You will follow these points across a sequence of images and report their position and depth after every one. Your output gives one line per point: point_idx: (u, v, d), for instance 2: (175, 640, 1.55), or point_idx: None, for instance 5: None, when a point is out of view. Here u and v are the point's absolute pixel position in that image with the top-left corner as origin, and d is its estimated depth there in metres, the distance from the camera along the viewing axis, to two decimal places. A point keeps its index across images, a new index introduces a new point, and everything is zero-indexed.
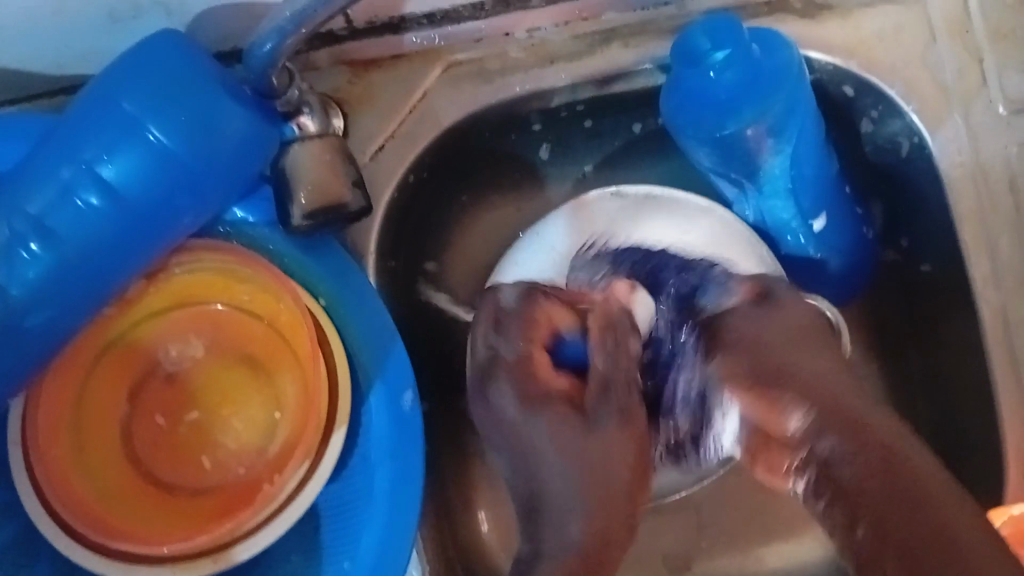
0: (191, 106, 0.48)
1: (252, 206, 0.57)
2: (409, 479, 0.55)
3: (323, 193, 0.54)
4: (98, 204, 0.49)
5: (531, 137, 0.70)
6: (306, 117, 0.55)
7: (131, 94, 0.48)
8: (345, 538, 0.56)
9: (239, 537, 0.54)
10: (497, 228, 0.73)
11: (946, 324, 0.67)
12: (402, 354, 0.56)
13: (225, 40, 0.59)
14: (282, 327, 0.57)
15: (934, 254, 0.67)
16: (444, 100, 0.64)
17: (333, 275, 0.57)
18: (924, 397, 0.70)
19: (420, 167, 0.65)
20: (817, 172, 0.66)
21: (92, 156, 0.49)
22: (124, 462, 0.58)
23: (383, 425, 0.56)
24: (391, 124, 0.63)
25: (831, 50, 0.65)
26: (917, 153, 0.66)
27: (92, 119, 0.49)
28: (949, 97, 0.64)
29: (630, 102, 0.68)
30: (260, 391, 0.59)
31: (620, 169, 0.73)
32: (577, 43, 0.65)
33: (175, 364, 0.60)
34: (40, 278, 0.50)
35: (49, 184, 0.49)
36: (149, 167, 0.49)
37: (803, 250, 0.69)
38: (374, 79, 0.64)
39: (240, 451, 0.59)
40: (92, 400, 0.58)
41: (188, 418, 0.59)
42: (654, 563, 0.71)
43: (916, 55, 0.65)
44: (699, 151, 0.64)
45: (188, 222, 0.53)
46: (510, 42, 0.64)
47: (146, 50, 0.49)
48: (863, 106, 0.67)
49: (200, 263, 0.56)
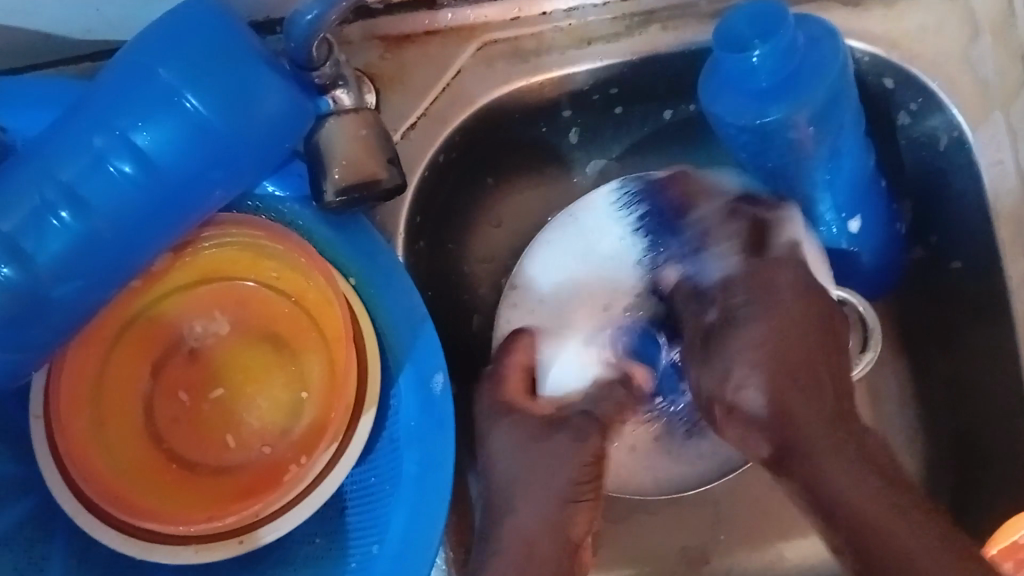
0: (226, 73, 0.47)
1: (281, 181, 0.56)
2: (438, 464, 0.54)
3: (357, 170, 0.53)
4: (131, 173, 0.48)
5: (560, 123, 0.68)
6: (341, 91, 0.54)
7: (168, 64, 0.47)
8: (372, 522, 0.55)
9: (265, 519, 0.53)
10: (523, 212, 0.72)
11: (976, 324, 0.66)
12: (432, 335, 0.55)
13: (261, 11, 0.57)
14: (311, 307, 0.56)
15: (966, 252, 0.66)
16: (479, 80, 0.63)
17: (364, 257, 0.56)
18: (949, 397, 0.69)
19: (450, 148, 0.64)
20: (854, 166, 0.65)
21: (127, 124, 0.47)
22: (145, 439, 0.57)
23: (413, 409, 0.55)
24: (423, 103, 0.62)
25: (873, 41, 0.64)
26: (955, 148, 0.65)
27: (129, 87, 0.48)
28: (992, 93, 0.63)
29: (665, 88, 0.67)
30: (285, 370, 0.58)
31: (647, 156, 0.72)
32: (616, 26, 0.64)
33: (199, 340, 0.58)
34: (66, 249, 0.48)
35: (83, 154, 0.48)
36: (184, 139, 0.47)
37: (835, 242, 0.68)
38: (408, 56, 0.62)
39: (264, 430, 0.57)
40: (113, 376, 0.56)
41: (211, 395, 0.58)
42: (671, 556, 0.70)
43: (960, 48, 0.64)
44: (737, 138, 0.63)
45: (218, 197, 0.52)
46: (547, 22, 0.63)
47: (184, 19, 0.47)
48: (901, 98, 0.66)
49: (228, 236, 0.55)
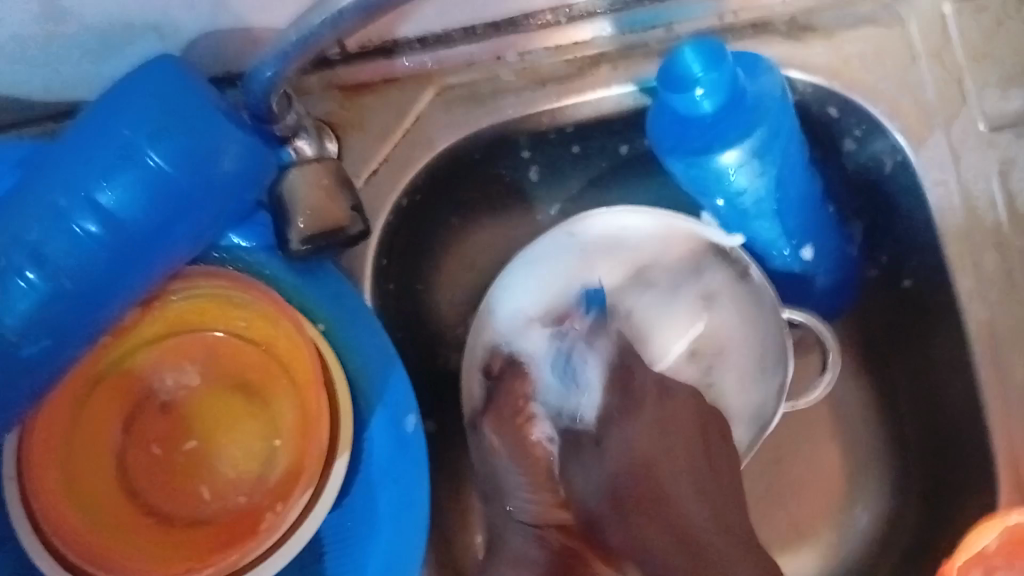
0: (190, 130, 0.48)
1: (248, 231, 0.57)
2: (414, 504, 0.55)
3: (325, 218, 0.54)
4: (96, 232, 0.49)
5: (519, 163, 0.70)
6: (303, 141, 0.55)
7: (131, 122, 0.48)
8: (352, 564, 0.56)
9: (241, 569, 0.53)
10: (486, 249, 0.73)
11: (931, 339, 0.68)
12: (402, 377, 0.56)
13: (219, 66, 0.59)
14: (281, 353, 0.57)
15: (915, 270, 0.68)
16: (437, 123, 0.64)
17: (331, 301, 0.57)
18: (909, 411, 0.71)
19: (413, 191, 0.65)
20: (800, 191, 0.67)
21: (92, 183, 0.48)
22: (120, 493, 0.57)
23: (388, 451, 0.56)
24: (384, 148, 0.64)
25: (815, 71, 0.66)
26: (900, 170, 0.67)
27: (92, 147, 0.48)
28: (930, 116, 0.65)
29: (618, 124, 0.69)
30: (258, 418, 0.58)
31: (606, 191, 0.74)
32: (568, 66, 0.66)
33: (170, 392, 0.58)
34: (34, 309, 0.49)
35: (47, 213, 0.48)
36: (150, 196, 0.48)
37: (789, 267, 0.71)
38: (367, 103, 0.64)
39: (238, 479, 0.58)
40: (84, 433, 0.56)
41: (184, 447, 0.58)
42: None
43: (898, 74, 0.66)
44: (686, 172, 0.65)
45: (183, 251, 0.52)
46: (501, 65, 0.65)
47: (145, 78, 0.48)
48: (846, 125, 0.68)
49: (196, 288, 0.55)
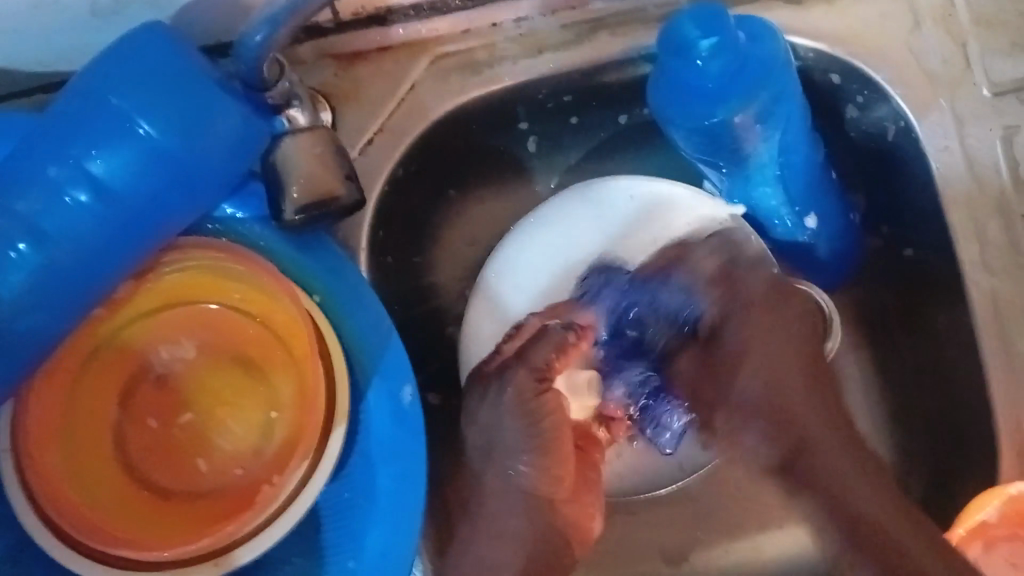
0: (185, 101, 0.47)
1: (243, 202, 0.56)
2: (413, 476, 0.55)
3: (316, 187, 0.54)
4: (88, 202, 0.48)
5: (518, 134, 0.69)
6: (296, 110, 0.54)
7: (121, 90, 0.47)
8: (350, 536, 0.56)
9: (241, 541, 0.53)
10: (488, 223, 0.72)
11: (934, 308, 0.67)
12: (399, 349, 0.56)
13: (210, 34, 0.58)
14: (276, 327, 0.56)
15: (917, 239, 0.68)
16: (434, 92, 0.64)
17: (326, 274, 0.56)
18: (911, 380, 0.70)
19: (408, 162, 0.64)
20: (806, 159, 0.67)
21: (82, 153, 0.48)
22: (117, 466, 0.56)
23: (385, 423, 0.55)
24: (380, 118, 0.63)
25: (817, 37, 0.65)
26: (904, 136, 0.66)
27: (82, 116, 0.48)
28: (934, 81, 0.64)
29: (618, 92, 0.68)
30: (254, 391, 0.58)
31: (605, 161, 0.73)
32: (566, 34, 0.65)
33: (166, 365, 0.58)
34: (26, 281, 0.48)
35: (37, 185, 0.48)
36: (142, 166, 0.48)
37: (791, 236, 0.69)
38: (363, 73, 0.63)
39: (235, 452, 0.57)
40: (82, 405, 0.56)
41: (181, 420, 0.58)
42: (649, 555, 0.71)
43: (901, 38, 0.65)
44: (688, 138, 0.65)
45: (177, 223, 0.52)
46: (498, 33, 0.64)
47: (133, 45, 0.48)
48: (849, 93, 0.67)
49: (191, 260, 0.55)
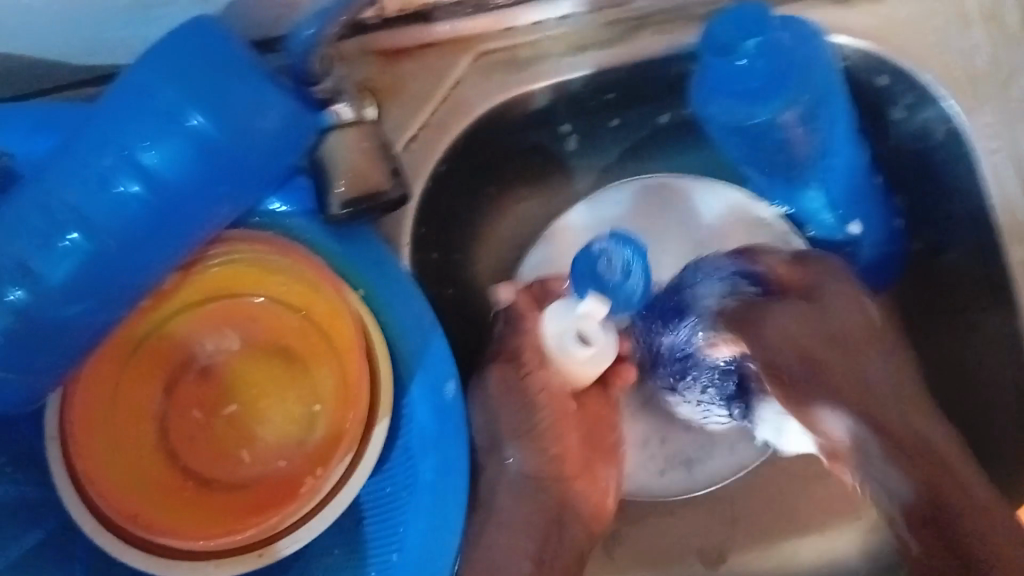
0: (239, 97, 0.48)
1: (287, 195, 0.57)
2: (454, 468, 0.54)
3: (362, 182, 0.55)
4: (138, 192, 0.49)
5: (558, 132, 0.70)
6: (342, 105, 0.55)
7: (172, 83, 0.48)
8: (390, 529, 0.55)
9: (284, 531, 0.54)
10: (522, 223, 0.72)
11: (977, 309, 0.67)
12: (443, 343, 0.56)
13: (258, 28, 0.58)
14: (320, 320, 0.57)
15: (958, 243, 0.68)
16: (477, 89, 0.64)
17: (372, 268, 0.57)
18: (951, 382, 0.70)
19: (452, 158, 0.65)
20: (850, 158, 0.66)
21: (134, 142, 0.48)
22: (159, 455, 0.57)
23: (427, 417, 0.55)
24: (421, 113, 0.63)
25: (861, 36, 0.65)
26: (949, 138, 0.66)
27: (133, 108, 0.48)
28: (981, 81, 0.64)
29: (659, 90, 0.68)
30: (296, 383, 0.58)
31: (643, 161, 0.73)
32: (609, 31, 0.65)
33: (210, 357, 0.59)
34: (76, 271, 0.49)
35: (89, 173, 0.49)
36: (192, 155, 0.48)
37: (830, 234, 0.69)
38: (406, 69, 0.63)
39: (278, 445, 0.58)
40: (127, 393, 0.56)
41: (225, 412, 0.59)
42: (686, 554, 0.71)
43: (947, 39, 0.64)
44: (731, 138, 0.66)
45: (224, 215, 0.53)
46: (541, 31, 0.64)
47: (183, 35, 0.48)
48: (894, 93, 0.67)
49: (236, 253, 0.55)
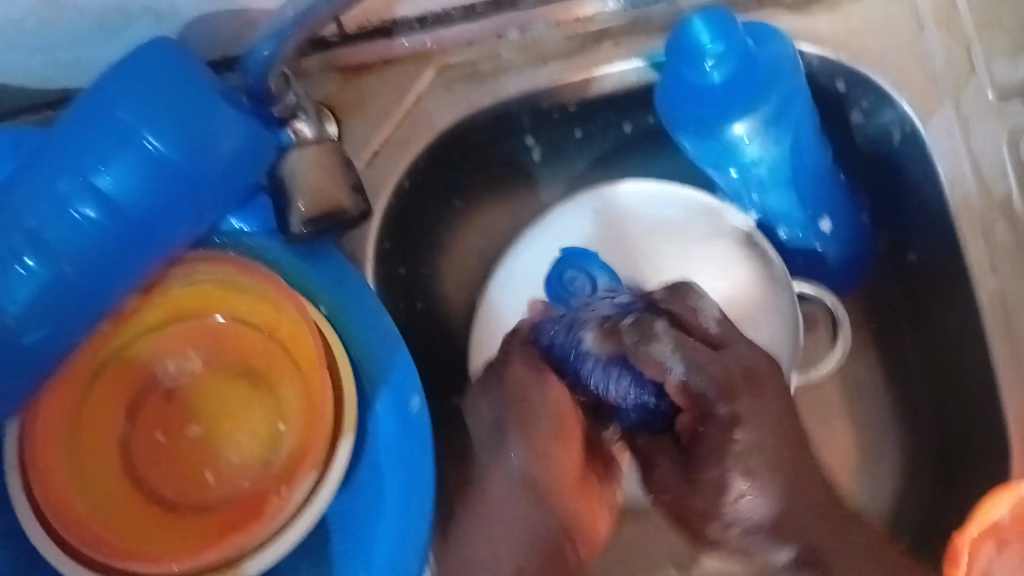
0: (196, 120, 0.48)
1: (249, 216, 0.57)
2: (421, 486, 0.54)
3: (322, 199, 0.54)
4: (94, 216, 0.48)
5: (522, 143, 0.70)
6: (301, 123, 0.55)
7: (127, 105, 0.48)
8: (359, 547, 0.55)
9: (250, 552, 0.53)
10: (487, 234, 0.72)
11: (944, 309, 0.67)
12: (407, 357, 0.56)
13: (217, 49, 0.58)
14: (284, 338, 0.56)
15: (922, 245, 0.68)
16: (439, 103, 0.64)
17: (334, 283, 0.57)
18: (922, 382, 0.70)
19: (415, 172, 0.65)
20: (816, 163, 0.67)
21: (91, 165, 0.48)
22: (123, 479, 0.56)
23: (393, 433, 0.55)
24: (383, 129, 0.63)
25: (819, 42, 0.65)
26: (909, 141, 0.66)
27: (87, 130, 0.48)
28: (939, 84, 0.64)
29: (623, 101, 0.68)
30: (262, 401, 0.58)
31: (608, 170, 0.73)
32: (570, 43, 0.65)
33: (174, 379, 0.58)
34: (37, 295, 0.49)
35: (45, 197, 0.48)
36: (150, 177, 0.48)
37: (802, 242, 0.70)
38: (368, 83, 0.63)
39: (243, 465, 0.57)
40: (92, 415, 0.56)
41: (187, 434, 0.58)
42: (660, 563, 0.70)
43: (904, 44, 0.65)
44: (699, 146, 0.66)
45: (184, 235, 0.52)
46: (501, 43, 0.64)
47: (139, 56, 0.48)
48: (854, 98, 0.68)
49: (198, 274, 0.55)
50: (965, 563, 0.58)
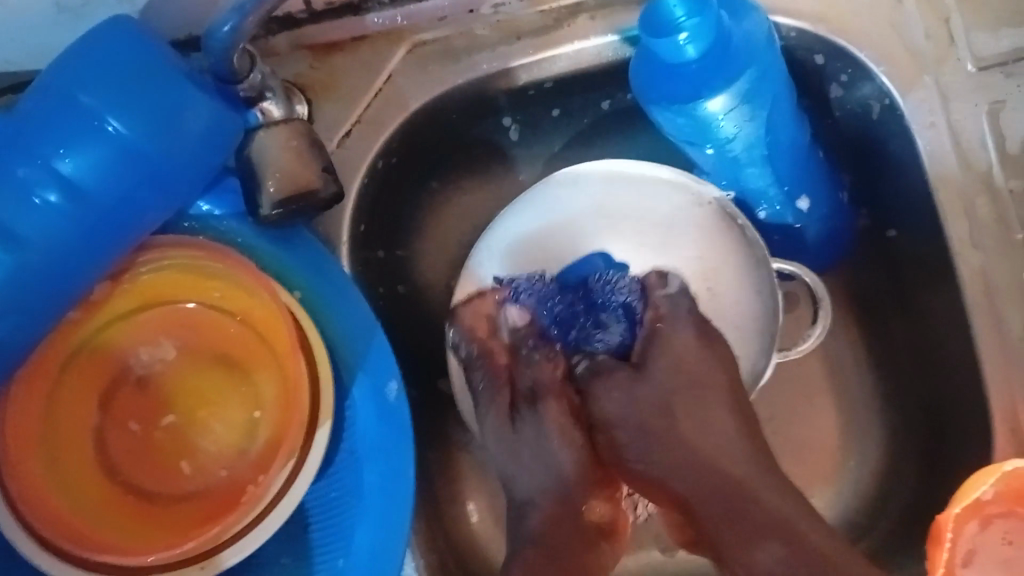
0: (158, 103, 0.47)
1: (218, 199, 0.55)
2: (401, 473, 0.53)
3: (294, 181, 0.53)
4: (57, 202, 0.47)
5: (498, 122, 0.69)
6: (269, 102, 0.54)
7: (88, 88, 0.46)
8: (338, 534, 0.54)
9: (227, 542, 0.52)
10: (461, 214, 0.71)
11: (925, 284, 0.66)
12: (384, 342, 0.55)
13: (180, 28, 0.57)
14: (257, 324, 0.55)
15: (902, 220, 0.67)
16: (410, 81, 0.63)
17: (307, 269, 0.55)
18: (904, 357, 0.69)
19: (389, 153, 0.63)
20: (791, 141, 0.66)
21: (51, 151, 0.47)
22: (97, 470, 0.55)
23: (371, 420, 0.54)
24: (355, 109, 0.62)
25: (798, 15, 0.64)
26: (889, 115, 0.65)
27: (48, 115, 0.47)
28: (917, 56, 0.64)
29: (599, 78, 0.67)
30: (237, 389, 0.57)
31: (586, 148, 0.72)
32: (543, 19, 0.64)
33: (146, 367, 0.57)
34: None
35: (4, 185, 0.47)
36: (113, 162, 0.47)
37: (780, 218, 0.69)
38: (338, 63, 0.62)
39: (220, 453, 0.56)
40: (63, 405, 0.55)
41: (163, 423, 0.57)
42: (642, 543, 0.70)
43: (882, 16, 0.64)
44: (674, 123, 0.64)
45: (151, 220, 0.51)
46: (474, 19, 0.63)
47: (98, 36, 0.47)
48: (832, 72, 0.67)
49: (168, 259, 0.54)
50: (947, 539, 0.58)
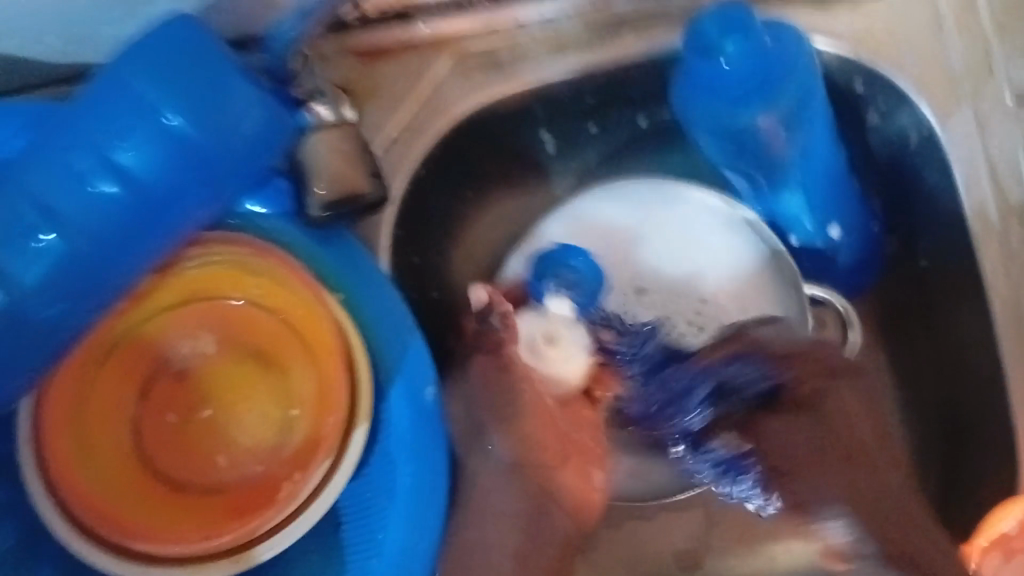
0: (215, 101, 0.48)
1: (265, 198, 0.56)
2: (434, 476, 0.54)
3: (343, 183, 0.54)
4: (114, 193, 0.48)
5: (537, 134, 0.69)
6: (319, 104, 0.55)
7: (151, 85, 0.47)
8: (370, 533, 0.55)
9: (260, 537, 0.54)
10: (496, 221, 0.72)
11: (957, 311, 0.67)
12: (420, 346, 0.55)
13: (235, 28, 0.58)
14: (297, 323, 0.56)
15: (935, 247, 0.68)
16: (455, 90, 0.64)
17: (349, 270, 0.56)
18: (932, 384, 0.70)
19: (430, 162, 0.65)
20: (828, 169, 0.67)
21: (109, 144, 0.48)
22: (133, 458, 0.56)
23: (407, 422, 0.55)
24: (399, 115, 0.63)
25: (838, 40, 0.65)
26: (926, 143, 0.66)
27: (110, 107, 0.48)
28: (956, 86, 0.64)
29: (639, 94, 0.68)
30: (274, 385, 0.57)
31: (621, 164, 0.73)
32: (586, 34, 0.65)
33: (186, 359, 0.57)
34: (50, 273, 0.48)
35: (63, 177, 0.48)
36: (169, 158, 0.48)
37: (811, 241, 0.70)
38: (385, 68, 0.63)
39: (256, 447, 0.57)
40: (103, 394, 0.56)
41: (199, 416, 0.57)
42: (663, 558, 0.70)
43: (923, 44, 0.65)
44: (714, 142, 0.66)
45: (201, 217, 0.52)
46: (520, 31, 0.64)
47: (163, 35, 0.48)
48: (870, 99, 0.67)
49: (214, 255, 0.55)
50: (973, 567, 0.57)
